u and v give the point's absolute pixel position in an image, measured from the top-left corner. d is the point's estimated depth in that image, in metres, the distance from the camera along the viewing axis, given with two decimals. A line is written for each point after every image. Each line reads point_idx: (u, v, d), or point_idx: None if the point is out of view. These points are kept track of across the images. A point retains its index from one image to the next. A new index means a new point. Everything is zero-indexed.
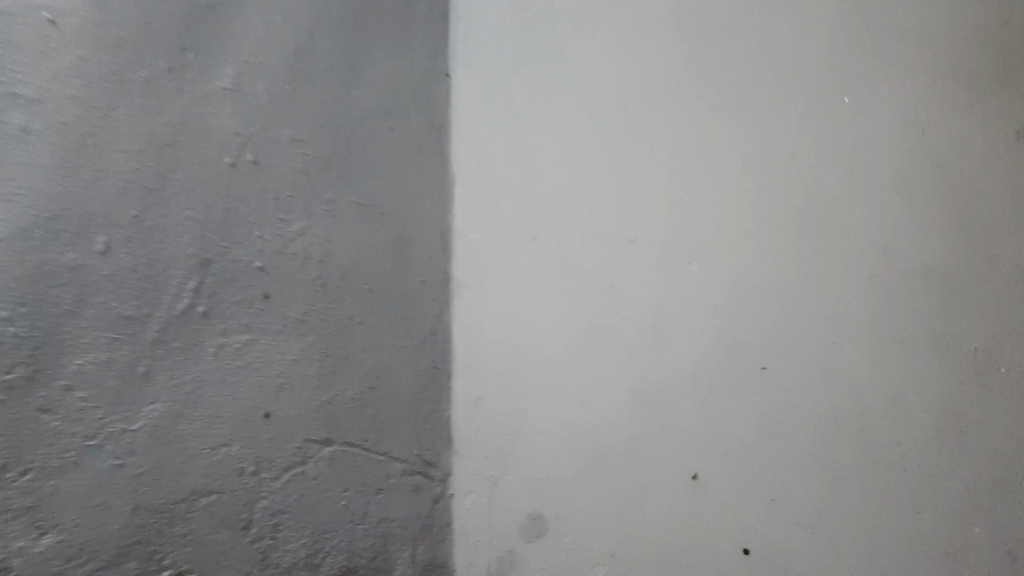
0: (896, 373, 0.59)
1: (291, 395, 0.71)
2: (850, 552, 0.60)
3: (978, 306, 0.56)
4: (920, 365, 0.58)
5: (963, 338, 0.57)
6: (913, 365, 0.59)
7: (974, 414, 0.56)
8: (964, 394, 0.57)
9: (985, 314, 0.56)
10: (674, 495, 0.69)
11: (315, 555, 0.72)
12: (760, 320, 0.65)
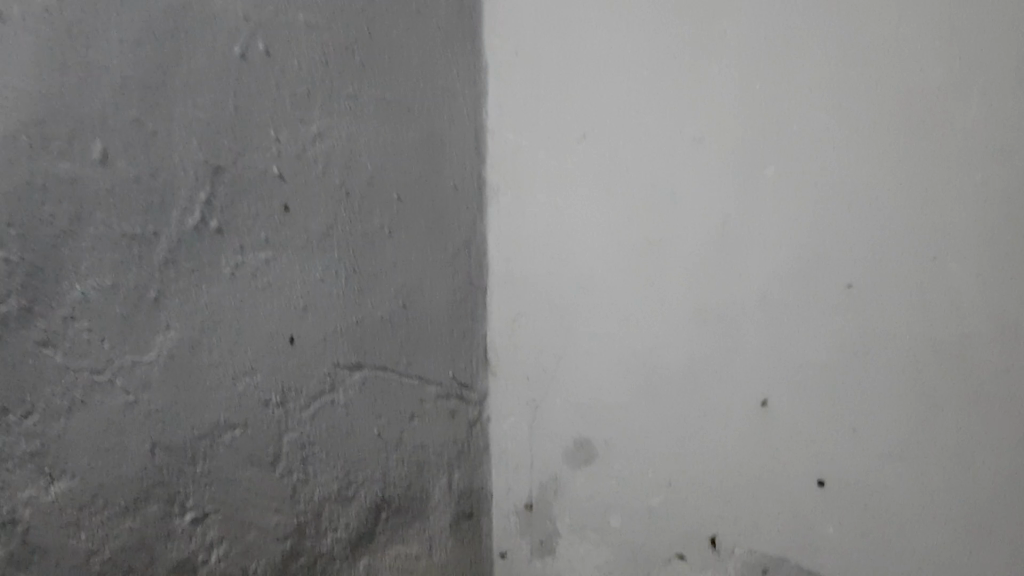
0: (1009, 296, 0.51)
1: (316, 318, 0.64)
2: (943, 488, 0.55)
3: None
4: None
5: None
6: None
7: None
8: None
9: None
10: (739, 422, 0.63)
11: (348, 488, 0.67)
12: (851, 232, 0.57)
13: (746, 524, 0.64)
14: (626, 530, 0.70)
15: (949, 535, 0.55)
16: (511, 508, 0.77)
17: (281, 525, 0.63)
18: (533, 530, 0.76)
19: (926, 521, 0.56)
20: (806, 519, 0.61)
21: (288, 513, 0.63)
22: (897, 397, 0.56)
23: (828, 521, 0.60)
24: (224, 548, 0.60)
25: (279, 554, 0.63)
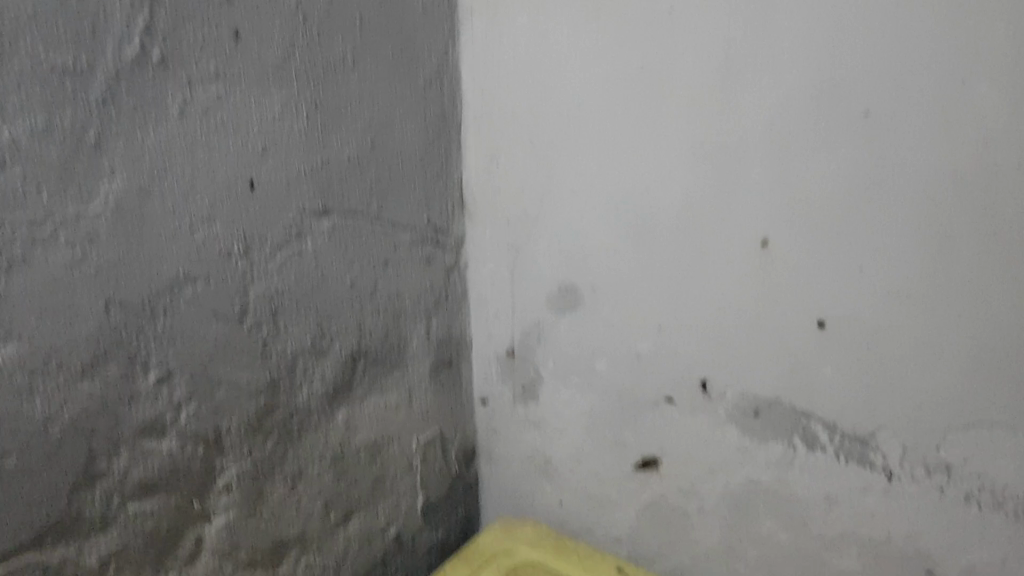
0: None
1: (276, 159, 0.57)
2: (950, 325, 0.53)
3: None
4: None
5: None
6: None
7: None
8: None
9: None
10: (737, 264, 0.60)
11: (321, 341, 0.63)
12: (870, 52, 0.51)
13: (739, 366, 0.63)
14: (614, 375, 0.69)
15: (952, 373, 0.54)
16: (492, 356, 0.76)
17: (253, 381, 0.59)
18: (515, 377, 0.75)
19: (927, 359, 0.55)
20: (801, 358, 0.60)
21: (261, 368, 0.59)
22: (910, 233, 0.53)
23: (825, 361, 0.59)
24: (194, 407, 0.56)
25: (254, 410, 0.60)
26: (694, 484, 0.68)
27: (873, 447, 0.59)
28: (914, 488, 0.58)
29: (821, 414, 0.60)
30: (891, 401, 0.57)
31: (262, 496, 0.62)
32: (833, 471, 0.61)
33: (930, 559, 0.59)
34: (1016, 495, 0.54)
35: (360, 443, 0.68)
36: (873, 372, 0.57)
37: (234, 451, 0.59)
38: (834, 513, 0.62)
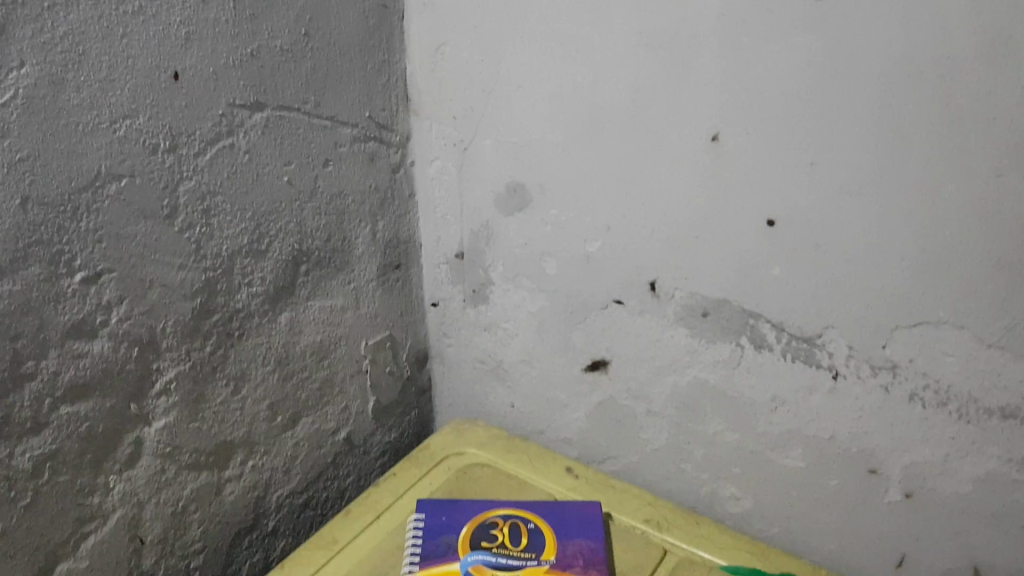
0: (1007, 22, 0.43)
1: (201, 49, 0.54)
2: (902, 226, 0.51)
3: None
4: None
5: None
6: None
7: None
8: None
9: None
10: (686, 161, 0.58)
11: (259, 241, 0.61)
12: None
13: (688, 267, 0.62)
14: (563, 278, 0.70)
15: (904, 273, 0.52)
16: (442, 259, 0.78)
17: (188, 282, 0.57)
18: (465, 280, 0.77)
19: (878, 258, 0.53)
20: (750, 258, 0.58)
21: (195, 268, 0.57)
22: (862, 128, 0.50)
23: (774, 261, 0.57)
24: (126, 309, 0.54)
25: (190, 311, 0.58)
26: (643, 385, 0.69)
27: (820, 346, 0.58)
28: (860, 388, 0.58)
29: (769, 315, 0.60)
30: (841, 301, 0.56)
31: (204, 400, 0.61)
32: (779, 370, 0.61)
33: (874, 457, 0.59)
34: (959, 394, 0.53)
35: (305, 346, 0.67)
36: (823, 271, 0.55)
37: (171, 353, 0.58)
38: (778, 414, 0.62)
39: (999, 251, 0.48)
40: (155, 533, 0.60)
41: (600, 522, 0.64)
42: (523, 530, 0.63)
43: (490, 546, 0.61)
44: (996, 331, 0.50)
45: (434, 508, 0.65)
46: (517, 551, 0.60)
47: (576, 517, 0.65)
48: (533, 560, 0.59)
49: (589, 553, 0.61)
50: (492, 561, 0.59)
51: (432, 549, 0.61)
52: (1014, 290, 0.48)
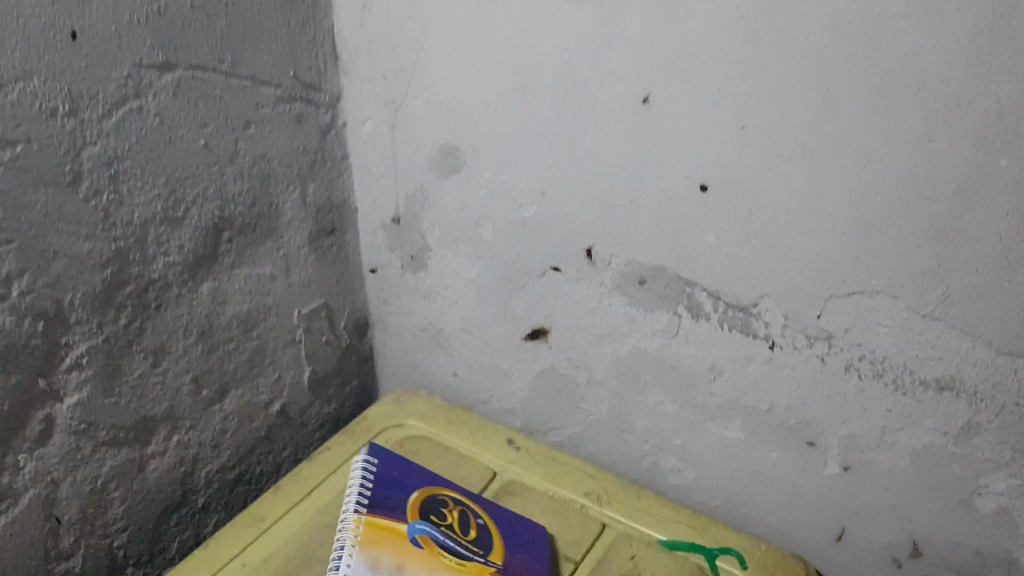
0: None
1: (103, 6, 0.51)
2: (833, 192, 0.50)
3: None
4: None
5: None
6: None
7: (984, 71, 0.42)
8: (978, 49, 0.42)
9: None
10: (617, 123, 0.56)
11: (176, 207, 0.59)
12: None
13: (622, 235, 0.60)
14: (499, 244, 0.68)
15: (836, 240, 0.51)
16: (378, 223, 0.76)
17: (97, 252, 0.54)
18: (403, 246, 0.75)
19: (812, 224, 0.51)
20: (684, 223, 0.57)
21: (103, 238, 0.54)
22: (792, 90, 0.48)
23: (707, 227, 0.56)
24: (28, 281, 0.50)
25: (100, 283, 0.55)
26: (584, 354, 0.67)
27: (756, 316, 0.56)
28: (798, 358, 0.56)
29: (704, 283, 0.58)
30: (775, 267, 0.54)
31: (121, 373, 0.58)
32: (716, 341, 0.59)
33: (812, 429, 0.57)
34: (896, 366, 0.52)
35: (231, 316, 0.66)
36: (757, 237, 0.54)
37: (81, 326, 0.54)
38: (717, 385, 0.61)
39: (933, 217, 0.47)
40: (72, 512, 0.58)
41: (547, 542, 0.60)
42: (473, 522, 0.59)
43: (438, 522, 0.57)
44: (931, 301, 0.49)
45: (390, 460, 0.61)
46: (465, 540, 0.57)
47: (527, 529, 0.61)
48: (481, 558, 0.56)
49: (536, 570, 0.57)
50: (440, 540, 0.55)
51: (382, 500, 0.57)
52: (947, 257, 0.47)
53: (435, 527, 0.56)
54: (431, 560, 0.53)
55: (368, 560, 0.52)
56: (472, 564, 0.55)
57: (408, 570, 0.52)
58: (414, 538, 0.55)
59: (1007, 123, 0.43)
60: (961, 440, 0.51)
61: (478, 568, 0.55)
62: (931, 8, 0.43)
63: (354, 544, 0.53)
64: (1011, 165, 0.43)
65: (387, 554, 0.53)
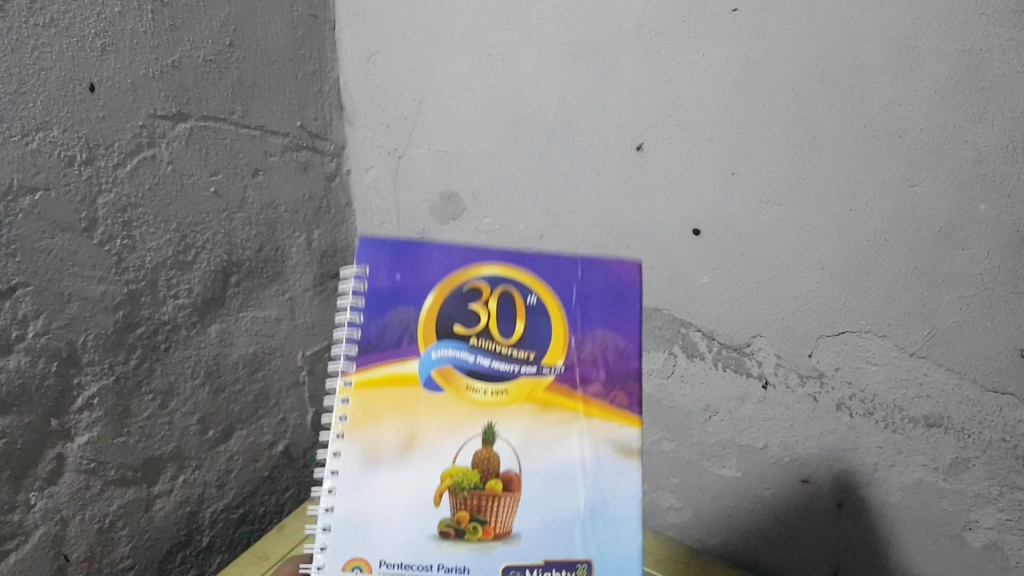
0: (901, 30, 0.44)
1: (120, 60, 0.53)
2: (821, 236, 0.51)
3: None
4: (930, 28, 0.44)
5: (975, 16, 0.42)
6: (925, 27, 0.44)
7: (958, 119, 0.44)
8: (950, 101, 0.44)
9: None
10: (612, 170, 0.58)
11: (186, 252, 0.61)
12: None
13: None
14: None
15: (824, 281, 0.52)
16: None
17: (110, 295, 0.56)
18: None
19: (801, 266, 0.53)
20: (677, 266, 0.59)
21: (116, 281, 0.56)
22: (778, 138, 0.51)
23: (700, 269, 0.58)
24: (43, 324, 0.52)
25: (112, 325, 0.57)
26: None
27: (749, 356, 0.58)
28: (790, 397, 0.57)
29: (699, 323, 0.60)
30: (767, 308, 0.56)
31: (129, 414, 0.59)
32: (711, 380, 0.61)
33: (805, 467, 0.58)
34: (885, 404, 0.53)
35: (237, 358, 0.68)
36: (749, 279, 0.56)
37: (93, 367, 0.56)
38: (712, 423, 0.62)
39: (917, 259, 0.48)
40: (80, 550, 0.59)
41: (635, 304, 0.45)
42: (519, 309, 0.44)
43: (466, 335, 0.44)
44: (918, 340, 0.50)
45: (388, 255, 0.45)
46: (507, 349, 0.44)
47: (599, 285, 0.45)
48: (535, 368, 0.43)
49: (617, 361, 0.44)
50: (469, 368, 0.43)
51: (381, 331, 0.44)
52: (932, 298, 0.49)
53: (459, 345, 0.44)
54: (455, 413, 0.43)
55: (367, 449, 0.42)
56: (516, 389, 0.43)
57: (422, 441, 0.43)
58: (430, 379, 0.43)
59: (985, 168, 0.45)
60: (951, 475, 0.52)
61: (528, 393, 0.43)
62: (909, 60, 0.45)
63: (345, 431, 0.43)
64: (991, 209, 0.45)
65: (392, 422, 0.43)
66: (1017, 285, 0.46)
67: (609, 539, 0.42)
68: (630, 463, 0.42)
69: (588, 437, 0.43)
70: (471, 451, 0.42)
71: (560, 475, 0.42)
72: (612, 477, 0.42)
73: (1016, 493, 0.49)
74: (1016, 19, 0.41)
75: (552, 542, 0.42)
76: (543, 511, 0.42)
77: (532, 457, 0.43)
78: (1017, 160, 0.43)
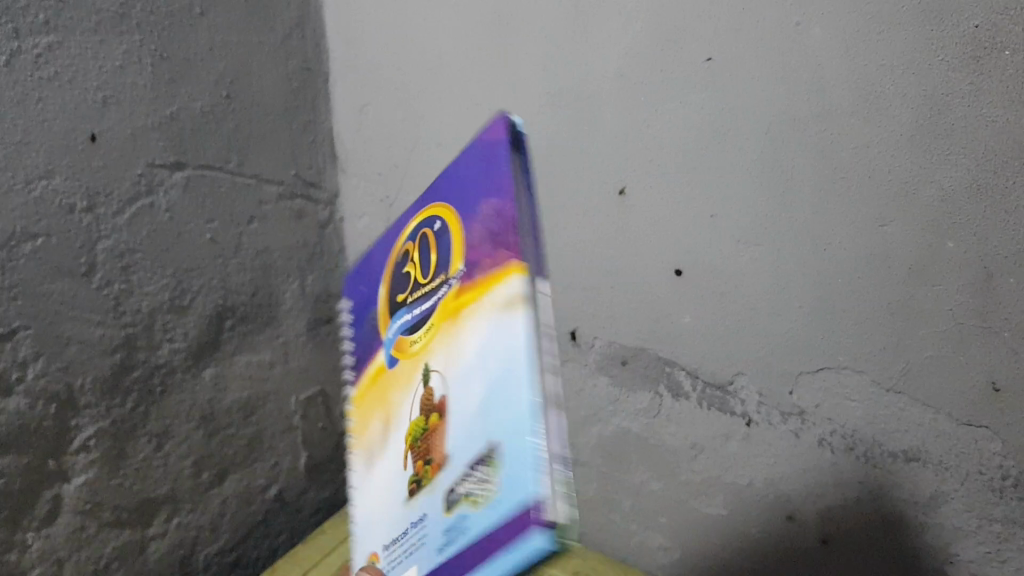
0: (858, 79, 0.48)
1: (120, 112, 0.56)
2: (798, 275, 0.53)
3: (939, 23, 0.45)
4: (891, 77, 0.47)
5: (921, 64, 0.46)
6: (886, 77, 0.47)
7: (918, 161, 0.47)
8: (907, 144, 0.47)
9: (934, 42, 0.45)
10: (596, 212, 0.61)
11: (181, 297, 0.62)
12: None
13: (606, 318, 0.64)
14: None
15: (802, 318, 0.54)
16: None
17: (107, 338, 0.57)
18: None
19: (779, 305, 0.55)
20: (662, 306, 0.60)
21: (114, 325, 0.57)
22: (753, 179, 0.53)
23: (683, 309, 0.59)
24: (42, 365, 0.53)
25: (109, 367, 0.57)
26: (573, 438, 0.69)
27: (732, 394, 0.59)
28: (773, 434, 0.58)
29: (683, 362, 0.61)
30: (744, 347, 0.57)
31: (124, 456, 0.59)
32: (698, 419, 0.61)
33: (791, 503, 0.58)
34: (864, 438, 0.54)
35: (232, 402, 0.67)
36: (730, 318, 0.57)
37: (89, 409, 0.56)
38: (698, 462, 0.62)
39: (889, 295, 0.50)
40: None
41: (498, 153, 0.34)
42: (431, 242, 0.40)
43: (408, 298, 0.43)
44: (892, 374, 0.51)
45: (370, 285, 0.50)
46: (425, 287, 0.40)
47: (473, 163, 0.37)
48: (445, 286, 0.37)
49: (493, 225, 0.34)
50: (410, 325, 0.41)
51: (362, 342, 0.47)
52: (905, 334, 0.50)
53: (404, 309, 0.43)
54: (405, 378, 0.41)
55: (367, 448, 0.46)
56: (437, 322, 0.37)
57: (391, 426, 0.43)
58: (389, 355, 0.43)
59: (949, 207, 0.47)
60: (929, 509, 0.52)
61: (446, 309, 0.37)
62: (875, 106, 0.48)
63: (353, 446, 0.47)
64: (958, 247, 0.47)
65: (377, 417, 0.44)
66: (984, 319, 0.47)
67: (497, 406, 0.31)
68: (509, 314, 0.31)
69: (483, 317, 0.33)
70: (416, 404, 0.39)
71: (467, 372, 0.34)
72: (495, 334, 0.32)
73: (994, 526, 0.50)
74: (971, 68, 0.44)
75: (477, 425, 0.32)
76: (472, 397, 0.33)
77: (448, 366, 0.35)
78: (978, 200, 0.46)
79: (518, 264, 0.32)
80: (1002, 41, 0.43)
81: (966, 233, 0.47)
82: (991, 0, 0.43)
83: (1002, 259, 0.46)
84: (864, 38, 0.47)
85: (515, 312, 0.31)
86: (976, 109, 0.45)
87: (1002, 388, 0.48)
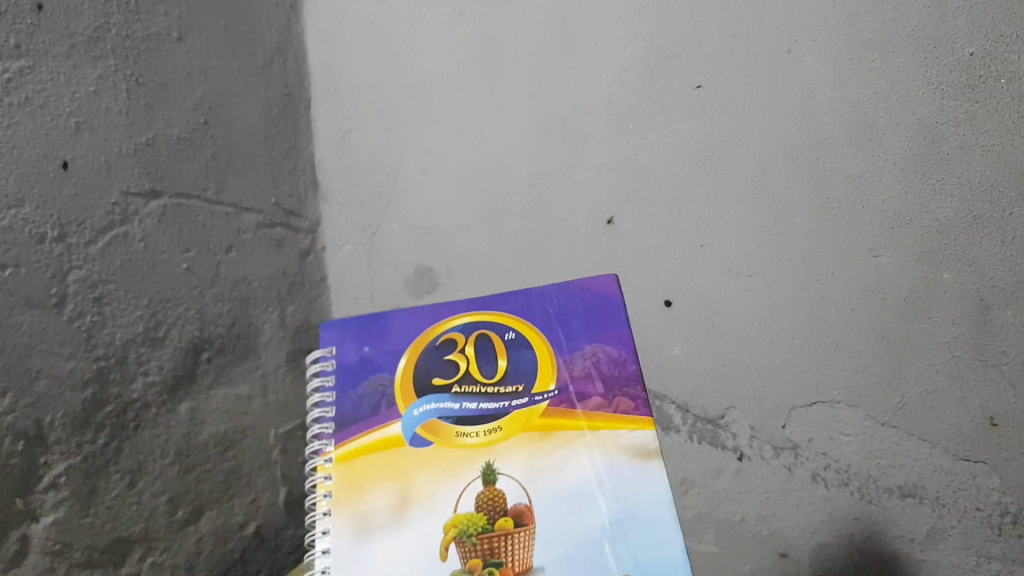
0: (896, 118, 0.47)
1: (93, 137, 0.55)
2: (793, 308, 0.52)
3: (944, 76, 0.45)
4: (907, 114, 0.46)
5: (950, 106, 0.45)
6: (914, 111, 0.46)
7: (907, 186, 0.47)
8: (914, 187, 0.46)
9: (914, 89, 0.46)
10: (585, 242, 0.60)
11: (156, 328, 0.59)
12: (689, 19, 0.54)
13: None
14: None
15: (795, 351, 0.52)
16: None
17: (79, 372, 0.54)
18: None
19: (771, 336, 0.53)
20: (650, 338, 0.59)
21: (86, 357, 0.54)
22: (735, 203, 0.53)
23: (673, 340, 0.58)
24: (10, 401, 0.50)
25: (81, 403, 0.54)
26: None
27: (724, 427, 0.56)
28: (766, 469, 0.54)
29: (674, 395, 0.58)
30: (735, 380, 0.55)
31: (97, 493, 0.54)
32: (692, 456, 0.58)
33: (784, 540, 0.53)
34: (861, 473, 0.50)
35: (208, 437, 0.63)
36: (723, 350, 0.55)
37: (60, 445, 0.52)
38: (688, 497, 0.57)
39: (881, 327, 0.49)
40: None
41: (618, 319, 0.53)
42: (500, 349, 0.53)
43: (449, 384, 0.53)
44: (890, 409, 0.49)
45: (353, 333, 0.57)
46: (491, 387, 0.52)
47: (577, 308, 0.54)
48: (525, 399, 0.51)
49: (611, 369, 0.51)
50: (458, 415, 0.51)
51: (359, 403, 0.54)
52: (901, 366, 0.48)
53: (444, 397, 0.52)
54: (443, 463, 0.50)
55: (357, 521, 0.49)
56: (511, 424, 0.50)
57: (416, 497, 0.49)
58: (415, 435, 0.51)
59: (944, 239, 0.46)
60: (925, 547, 0.48)
61: (525, 420, 0.50)
62: (869, 133, 0.48)
63: (332, 507, 0.50)
64: (953, 278, 0.46)
65: (381, 488, 0.50)
66: (981, 352, 0.45)
67: (644, 547, 0.44)
68: (653, 464, 0.47)
69: (597, 450, 0.48)
70: (473, 494, 0.48)
71: (582, 505, 0.46)
72: (631, 478, 0.47)
73: (993, 564, 0.46)
74: (968, 95, 0.44)
75: (589, 559, 0.45)
76: (568, 539, 0.45)
77: (542, 485, 0.48)
78: (975, 231, 0.45)
79: (649, 424, 0.48)
80: (997, 70, 0.43)
81: (952, 273, 0.46)
82: (985, 28, 0.44)
83: (999, 291, 0.44)
84: (858, 64, 0.48)
85: (653, 459, 0.47)
86: (974, 139, 0.44)
87: (1001, 422, 0.45)
